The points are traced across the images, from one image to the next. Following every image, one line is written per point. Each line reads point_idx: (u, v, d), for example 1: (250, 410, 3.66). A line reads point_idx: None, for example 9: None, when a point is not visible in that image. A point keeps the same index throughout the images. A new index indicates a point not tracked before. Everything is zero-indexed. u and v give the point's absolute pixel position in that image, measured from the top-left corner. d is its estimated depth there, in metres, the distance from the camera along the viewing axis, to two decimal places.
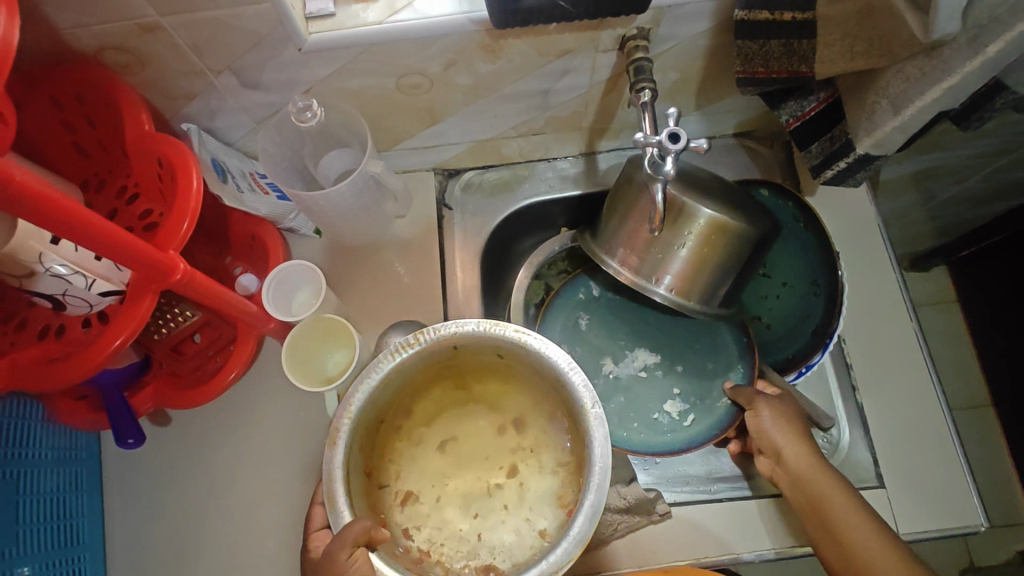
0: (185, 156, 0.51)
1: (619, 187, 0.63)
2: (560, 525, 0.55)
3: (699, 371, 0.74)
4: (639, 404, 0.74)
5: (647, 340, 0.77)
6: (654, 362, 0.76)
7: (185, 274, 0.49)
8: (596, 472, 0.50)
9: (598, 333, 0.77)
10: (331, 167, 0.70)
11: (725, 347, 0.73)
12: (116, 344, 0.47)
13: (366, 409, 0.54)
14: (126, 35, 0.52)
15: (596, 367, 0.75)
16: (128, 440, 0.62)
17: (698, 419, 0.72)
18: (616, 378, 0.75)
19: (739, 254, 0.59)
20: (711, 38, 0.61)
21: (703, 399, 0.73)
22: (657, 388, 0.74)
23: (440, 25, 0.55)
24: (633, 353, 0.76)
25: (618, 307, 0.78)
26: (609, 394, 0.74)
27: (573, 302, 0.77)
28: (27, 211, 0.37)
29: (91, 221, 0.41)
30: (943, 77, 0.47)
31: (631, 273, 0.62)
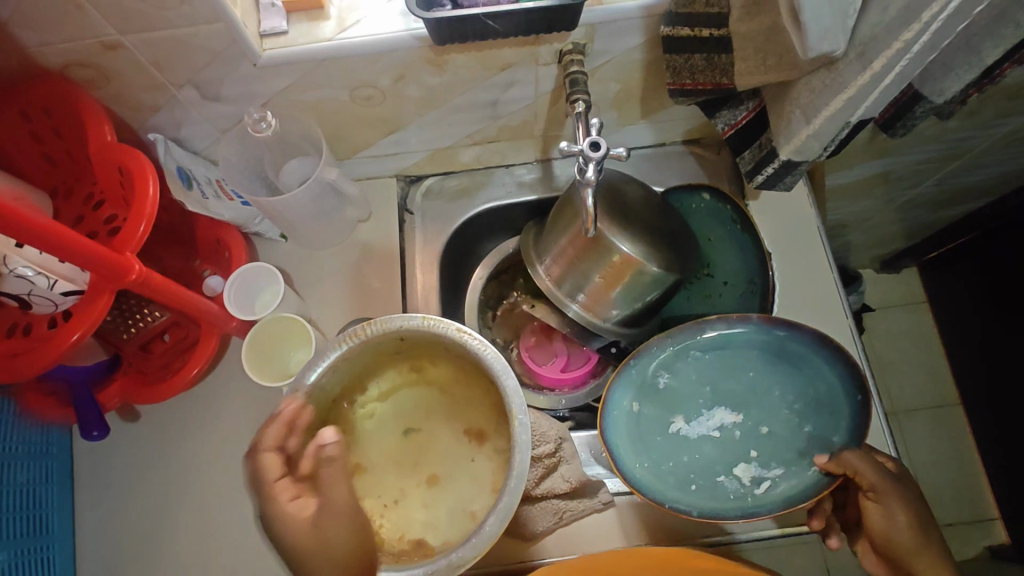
0: (142, 164, 0.55)
1: (561, 204, 0.72)
2: (488, 506, 0.65)
3: (790, 436, 0.68)
4: (703, 463, 0.69)
5: (731, 400, 0.71)
6: (732, 423, 0.70)
7: (140, 274, 0.52)
8: (512, 477, 0.57)
9: (672, 390, 0.71)
10: (293, 175, 0.73)
11: (825, 412, 0.67)
12: (74, 338, 0.51)
13: (316, 389, 0.64)
14: (90, 53, 0.56)
15: (663, 424, 0.70)
16: (93, 433, 0.67)
17: (776, 487, 0.65)
18: (687, 438, 0.70)
19: (649, 284, 0.69)
20: (644, 53, 0.65)
21: (787, 467, 0.66)
22: (731, 451, 0.69)
23: (386, 41, 0.59)
24: (710, 412, 0.71)
25: (711, 367, 0.71)
26: (670, 453, 0.69)
27: (654, 361, 0.70)
28: None
29: (47, 226, 0.45)
30: (842, 88, 0.51)
31: (552, 283, 0.75)
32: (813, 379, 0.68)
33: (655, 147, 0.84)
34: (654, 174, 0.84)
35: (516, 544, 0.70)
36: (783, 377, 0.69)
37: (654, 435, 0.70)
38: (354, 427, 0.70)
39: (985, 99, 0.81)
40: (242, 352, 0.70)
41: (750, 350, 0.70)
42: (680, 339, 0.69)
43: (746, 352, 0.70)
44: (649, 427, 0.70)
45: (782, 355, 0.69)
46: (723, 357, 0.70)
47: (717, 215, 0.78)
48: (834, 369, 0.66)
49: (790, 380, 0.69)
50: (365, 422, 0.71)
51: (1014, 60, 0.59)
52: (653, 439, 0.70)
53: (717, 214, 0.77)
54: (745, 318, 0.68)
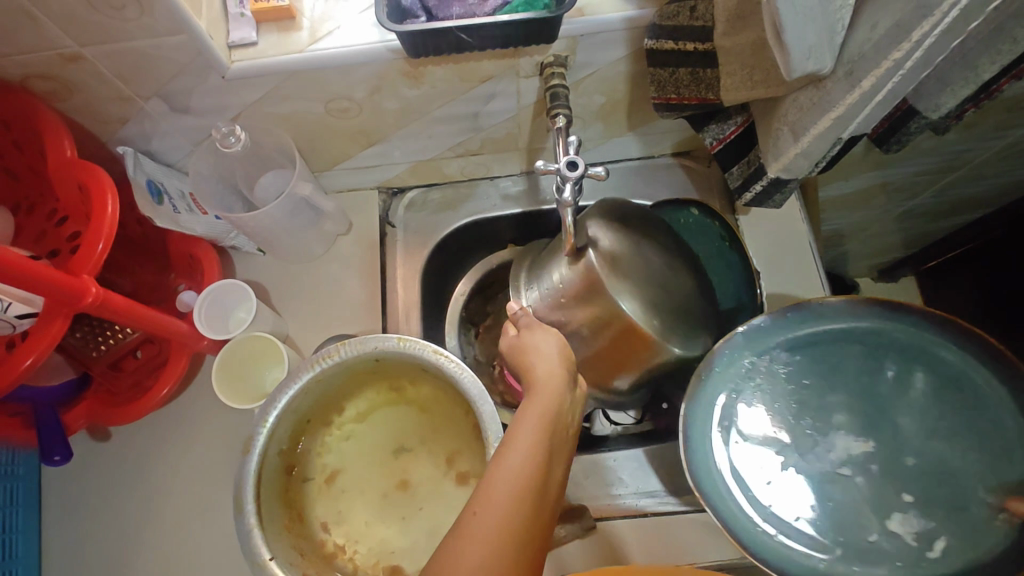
0: (102, 180, 0.53)
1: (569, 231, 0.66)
2: None
3: (945, 467, 0.55)
4: (845, 517, 0.56)
5: (851, 425, 0.60)
6: (861, 454, 0.58)
7: (98, 296, 0.50)
8: None
9: (771, 412, 0.61)
10: (267, 189, 0.71)
11: (983, 428, 0.54)
12: (27, 363, 0.49)
13: (288, 412, 0.62)
14: (49, 64, 0.54)
15: (770, 460, 0.60)
16: (53, 457, 0.63)
17: (952, 547, 0.52)
18: (808, 479, 0.59)
19: (644, 355, 0.60)
20: (629, 65, 0.63)
21: (957, 515, 0.53)
22: (874, 494, 0.57)
23: (358, 53, 0.57)
24: (829, 441, 0.60)
25: (808, 380, 0.61)
26: (795, 503, 0.58)
27: (736, 375, 0.61)
28: None
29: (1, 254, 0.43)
30: (829, 107, 0.48)
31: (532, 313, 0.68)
32: (951, 381, 0.57)
33: (644, 159, 0.82)
34: (643, 188, 0.82)
35: None
36: (914, 390, 0.58)
37: (766, 477, 0.59)
38: (328, 447, 0.68)
39: (983, 112, 0.79)
40: (212, 371, 0.67)
41: (856, 348, 0.60)
42: (759, 346, 0.61)
43: (848, 351, 0.60)
44: (750, 464, 0.59)
45: (897, 350, 0.59)
46: (822, 361, 0.61)
47: (705, 230, 0.76)
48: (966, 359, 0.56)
49: (921, 390, 0.58)
50: (340, 442, 0.69)
51: (1011, 75, 0.57)
52: (762, 480, 0.59)
53: (705, 230, 0.76)
54: (843, 309, 0.60)
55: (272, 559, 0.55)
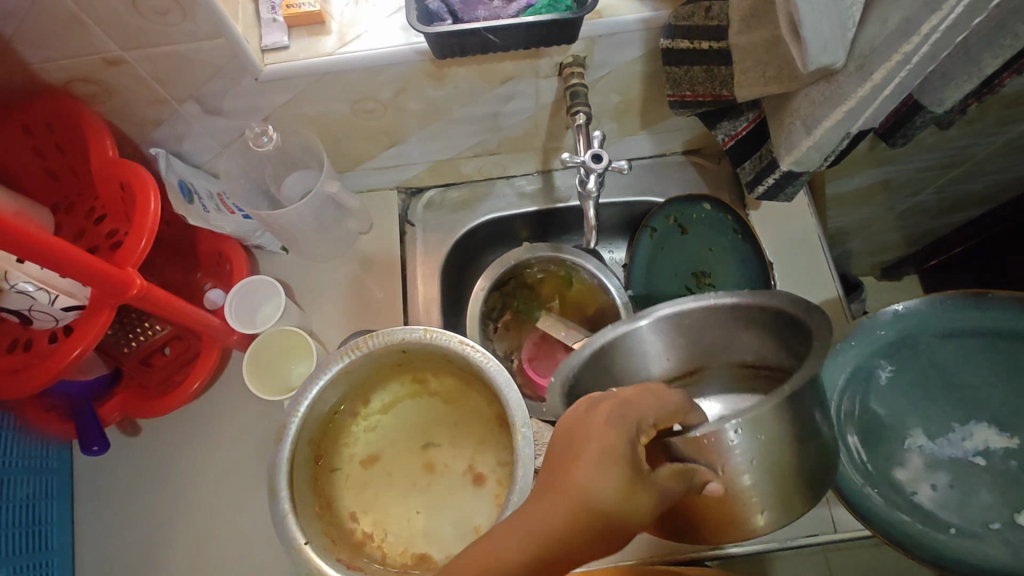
0: (143, 178, 0.55)
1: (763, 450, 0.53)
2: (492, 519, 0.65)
3: None
4: (967, 502, 0.58)
5: (992, 416, 0.61)
6: (1003, 448, 0.59)
7: (141, 289, 0.52)
8: (517, 490, 0.57)
9: (906, 390, 0.63)
10: (294, 188, 0.73)
11: None
12: (75, 353, 0.51)
13: (318, 402, 0.64)
14: (91, 68, 0.56)
15: (895, 437, 0.62)
16: (92, 448, 0.66)
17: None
18: (934, 459, 0.60)
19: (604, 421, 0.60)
20: (644, 65, 0.65)
21: None
22: (1002, 487, 0.58)
23: (387, 55, 0.59)
24: (965, 429, 0.61)
25: (950, 364, 0.63)
26: (916, 477, 0.60)
27: (874, 348, 0.63)
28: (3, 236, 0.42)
29: (60, 247, 0.45)
30: (841, 100, 0.51)
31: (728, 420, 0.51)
32: None
33: (656, 157, 0.84)
34: (655, 186, 0.84)
35: None
36: None
37: (888, 447, 0.61)
38: (354, 439, 0.70)
39: (984, 108, 0.81)
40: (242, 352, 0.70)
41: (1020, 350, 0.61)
42: (904, 329, 0.63)
43: (1004, 350, 0.61)
44: (875, 435, 0.62)
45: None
46: (979, 355, 0.62)
47: (716, 224, 0.78)
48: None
49: None
50: (366, 433, 0.71)
51: (1013, 70, 0.60)
52: (884, 452, 0.61)
53: (717, 224, 0.78)
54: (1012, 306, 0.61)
55: (306, 543, 0.57)
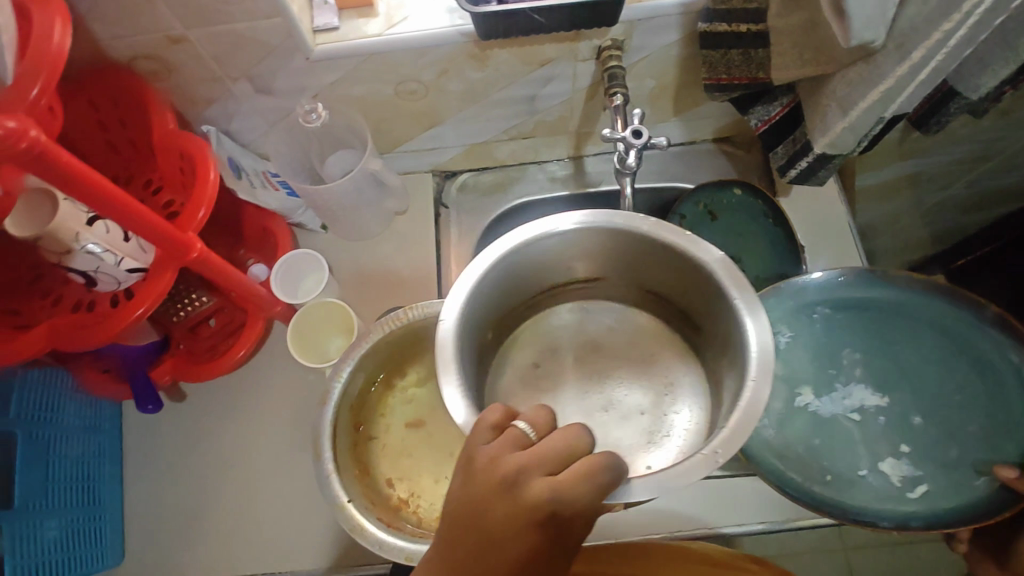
0: (203, 151, 0.58)
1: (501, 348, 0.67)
2: None
3: (952, 432, 0.62)
4: (844, 457, 0.63)
5: (874, 379, 0.67)
6: (875, 406, 0.66)
7: (201, 253, 0.55)
8: None
9: (800, 356, 0.68)
10: (337, 166, 0.76)
11: (994, 406, 0.62)
12: (139, 312, 0.54)
13: (359, 370, 0.67)
14: (155, 46, 0.59)
15: (788, 394, 0.67)
16: (148, 406, 0.71)
17: (931, 494, 0.60)
18: (820, 416, 0.66)
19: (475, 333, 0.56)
20: (681, 49, 0.66)
21: (944, 470, 0.61)
22: (873, 441, 0.64)
23: (433, 36, 0.62)
24: (847, 389, 0.67)
25: (846, 332, 0.68)
26: (808, 431, 0.65)
27: (780, 315, 0.68)
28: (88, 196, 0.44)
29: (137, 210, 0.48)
30: (879, 80, 0.52)
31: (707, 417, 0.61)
32: (980, 366, 0.63)
33: (687, 144, 0.85)
34: (685, 173, 0.86)
35: None
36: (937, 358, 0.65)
37: (779, 405, 0.66)
38: (390, 409, 0.72)
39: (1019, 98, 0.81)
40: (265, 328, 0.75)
41: (901, 322, 0.67)
42: (805, 300, 0.68)
43: (888, 322, 0.67)
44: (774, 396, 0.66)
45: (945, 332, 0.65)
46: (866, 326, 0.68)
47: (748, 209, 0.80)
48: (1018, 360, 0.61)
49: (953, 364, 0.64)
50: (402, 405, 0.73)
51: None
52: (774, 409, 0.66)
53: (748, 209, 0.79)
54: (908, 283, 0.66)
55: (349, 501, 0.60)
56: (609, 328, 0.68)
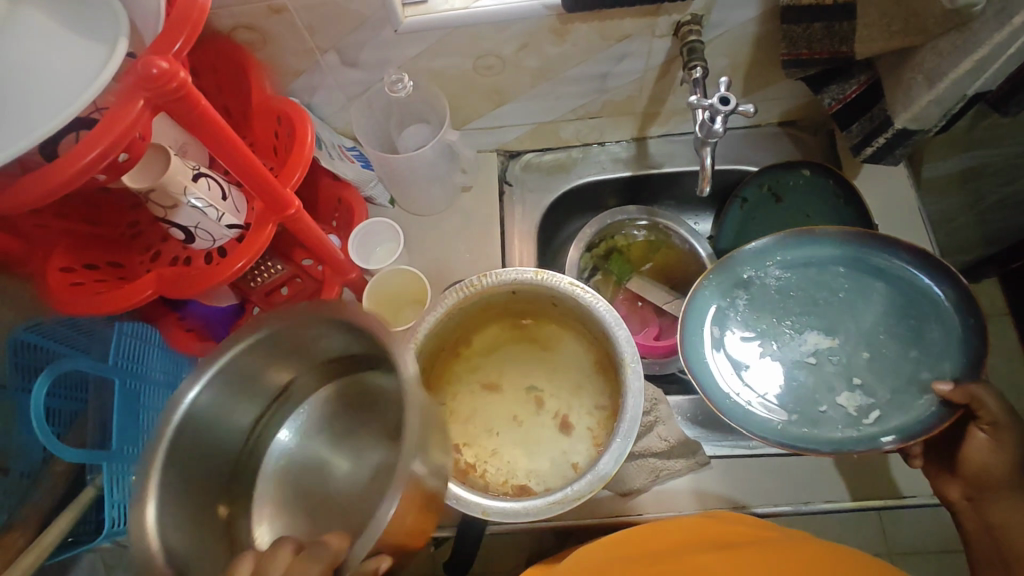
0: (302, 116, 0.60)
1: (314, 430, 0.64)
2: (591, 457, 0.68)
3: (896, 360, 0.65)
4: (802, 395, 0.67)
5: (819, 323, 0.69)
6: (828, 347, 0.68)
7: (297, 211, 0.58)
8: (626, 419, 0.59)
9: (758, 318, 0.70)
10: (410, 140, 0.78)
11: (932, 333, 0.63)
12: (239, 265, 0.56)
13: (432, 334, 0.68)
14: (257, 16, 0.62)
15: (748, 348, 0.69)
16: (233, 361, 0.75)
17: (885, 417, 0.62)
18: (778, 364, 0.68)
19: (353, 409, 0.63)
20: (758, 26, 0.67)
21: (897, 396, 0.63)
22: (831, 377, 0.67)
23: (519, 9, 0.63)
24: (802, 336, 0.69)
25: (793, 287, 0.70)
26: (767, 378, 0.68)
27: (724, 286, 0.70)
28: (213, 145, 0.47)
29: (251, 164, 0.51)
30: (974, 48, 0.53)
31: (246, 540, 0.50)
32: (917, 300, 0.65)
33: (751, 127, 0.86)
34: (749, 155, 0.86)
35: (612, 499, 0.70)
36: (857, 298, 0.68)
37: (740, 360, 0.68)
38: (457, 376, 0.74)
39: None
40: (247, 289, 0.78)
41: (837, 271, 0.68)
42: (755, 263, 0.70)
43: (827, 274, 0.69)
44: (735, 351, 0.69)
45: (861, 271, 0.67)
46: (804, 277, 0.69)
47: (817, 189, 0.79)
48: (938, 288, 0.64)
49: (870, 300, 0.67)
50: (468, 372, 0.74)
51: None
52: (740, 364, 0.68)
53: (817, 189, 0.79)
54: (842, 235, 0.67)
55: None
56: (531, 388, 0.74)
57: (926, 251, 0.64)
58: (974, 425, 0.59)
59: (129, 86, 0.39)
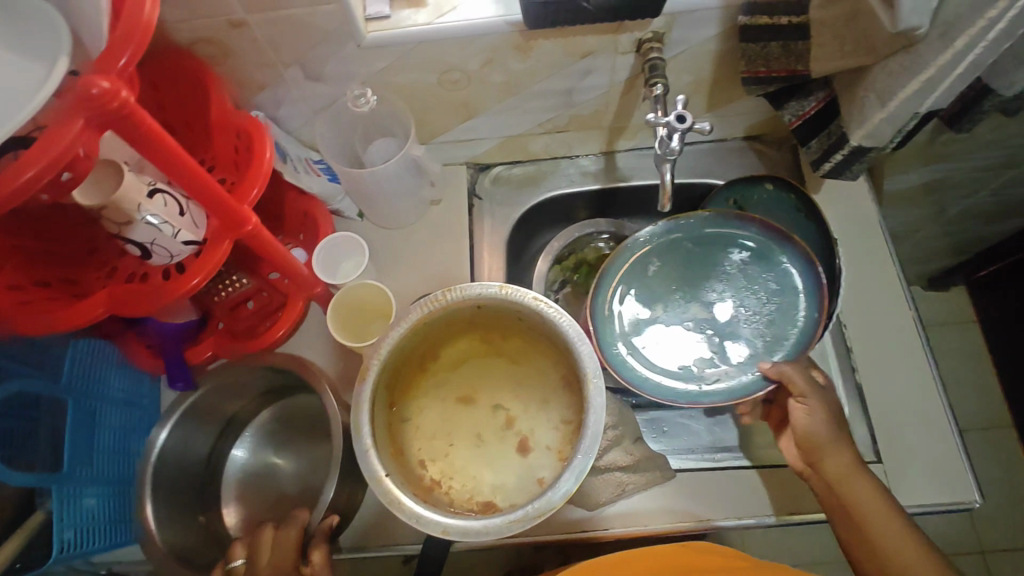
0: (260, 130, 0.60)
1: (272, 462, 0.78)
2: (555, 471, 0.68)
3: (750, 338, 0.74)
4: (673, 351, 0.75)
5: (704, 296, 0.77)
6: (705, 318, 0.76)
7: (256, 227, 0.57)
8: (587, 435, 0.59)
9: (660, 283, 0.78)
10: (377, 154, 0.78)
11: (788, 323, 0.72)
12: (195, 282, 0.56)
13: (397, 349, 0.67)
14: (216, 30, 0.62)
15: (643, 308, 0.77)
16: (178, 384, 0.72)
17: (725, 378, 0.72)
18: (665, 325, 0.76)
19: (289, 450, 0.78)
20: (718, 44, 0.68)
21: (742, 365, 0.72)
22: (699, 341, 0.75)
23: (481, 26, 0.64)
24: (687, 305, 0.77)
25: (694, 260, 0.78)
26: (649, 333, 0.76)
27: (641, 250, 0.77)
28: (161, 162, 0.46)
29: (205, 182, 0.50)
30: (920, 69, 0.54)
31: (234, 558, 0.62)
32: (782, 291, 0.73)
33: (717, 142, 0.87)
34: (714, 169, 0.87)
35: (579, 513, 0.70)
36: (740, 280, 0.76)
37: (634, 315, 0.77)
38: (423, 391, 0.73)
39: None
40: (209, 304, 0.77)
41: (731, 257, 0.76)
42: (673, 235, 0.77)
43: (725, 256, 0.77)
44: (635, 311, 0.77)
45: (752, 261, 0.75)
46: (706, 254, 0.77)
47: (780, 203, 0.81)
48: (806, 283, 0.72)
49: (749, 282, 0.75)
50: (435, 386, 0.74)
51: None
52: (632, 319, 0.77)
53: (780, 204, 0.80)
54: (742, 220, 0.75)
55: (387, 475, 0.61)
56: (498, 407, 0.74)
57: (810, 254, 0.71)
58: (791, 401, 0.65)
59: (70, 106, 0.38)
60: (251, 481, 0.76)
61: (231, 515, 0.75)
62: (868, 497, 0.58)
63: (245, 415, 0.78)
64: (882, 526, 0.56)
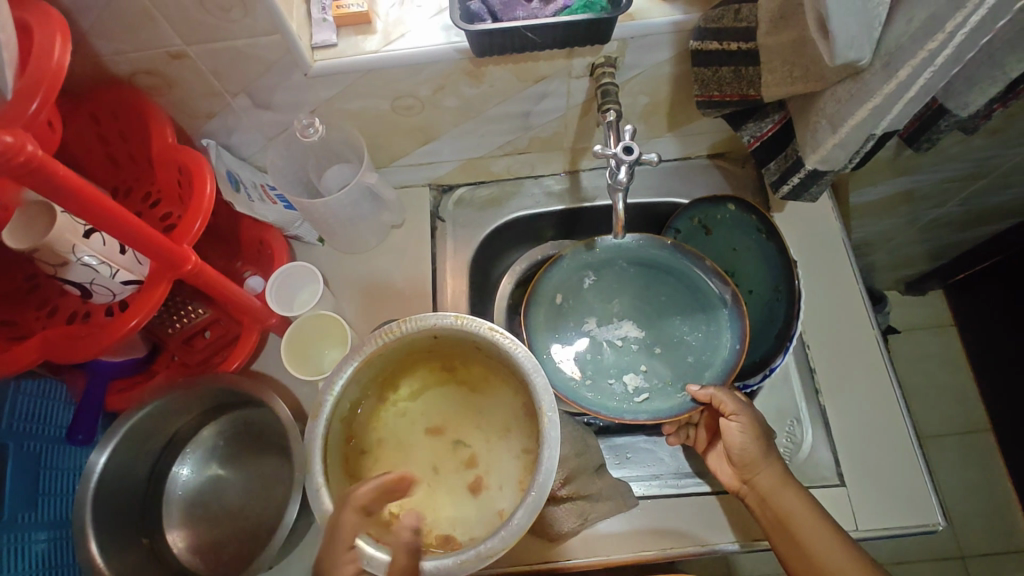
0: (201, 164, 0.59)
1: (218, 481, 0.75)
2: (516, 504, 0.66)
3: (675, 361, 0.74)
4: (602, 367, 0.76)
5: (637, 315, 0.78)
6: (635, 337, 0.77)
7: (195, 265, 0.56)
8: (541, 472, 0.58)
9: (594, 298, 0.78)
10: (333, 179, 0.77)
11: (715, 355, 0.72)
12: (132, 324, 0.54)
13: (352, 382, 0.66)
14: (156, 61, 0.60)
15: (577, 322, 0.78)
16: (78, 436, 0.67)
17: (648, 399, 0.72)
18: (595, 340, 0.78)
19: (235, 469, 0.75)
20: (673, 66, 0.68)
21: (665, 387, 0.73)
22: (627, 360, 0.76)
23: (429, 53, 0.62)
24: (619, 322, 0.78)
25: (629, 278, 0.78)
26: (580, 347, 0.77)
27: (580, 263, 0.77)
28: (79, 208, 0.44)
29: (134, 225, 0.48)
30: (867, 97, 0.53)
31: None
32: (709, 319, 0.73)
33: (681, 160, 0.86)
34: (678, 187, 0.86)
35: (539, 544, 0.69)
36: (672, 304, 0.77)
37: (567, 329, 0.77)
38: (383, 422, 0.72)
39: (1011, 117, 0.81)
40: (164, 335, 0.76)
41: (667, 278, 0.77)
42: (613, 251, 0.76)
43: (661, 278, 0.77)
44: (570, 325, 0.77)
45: (685, 283, 0.75)
46: (641, 272, 0.78)
47: (742, 224, 0.80)
48: (733, 315, 0.71)
49: (680, 305, 0.76)
50: (395, 416, 0.72)
51: None
52: (566, 332, 0.77)
53: (742, 224, 0.80)
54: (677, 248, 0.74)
55: None
56: (461, 444, 0.71)
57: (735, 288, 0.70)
58: (723, 420, 0.66)
59: None
60: (197, 497, 0.73)
61: (178, 539, 0.72)
62: (798, 505, 0.62)
63: (187, 432, 0.75)
64: (814, 532, 0.60)
